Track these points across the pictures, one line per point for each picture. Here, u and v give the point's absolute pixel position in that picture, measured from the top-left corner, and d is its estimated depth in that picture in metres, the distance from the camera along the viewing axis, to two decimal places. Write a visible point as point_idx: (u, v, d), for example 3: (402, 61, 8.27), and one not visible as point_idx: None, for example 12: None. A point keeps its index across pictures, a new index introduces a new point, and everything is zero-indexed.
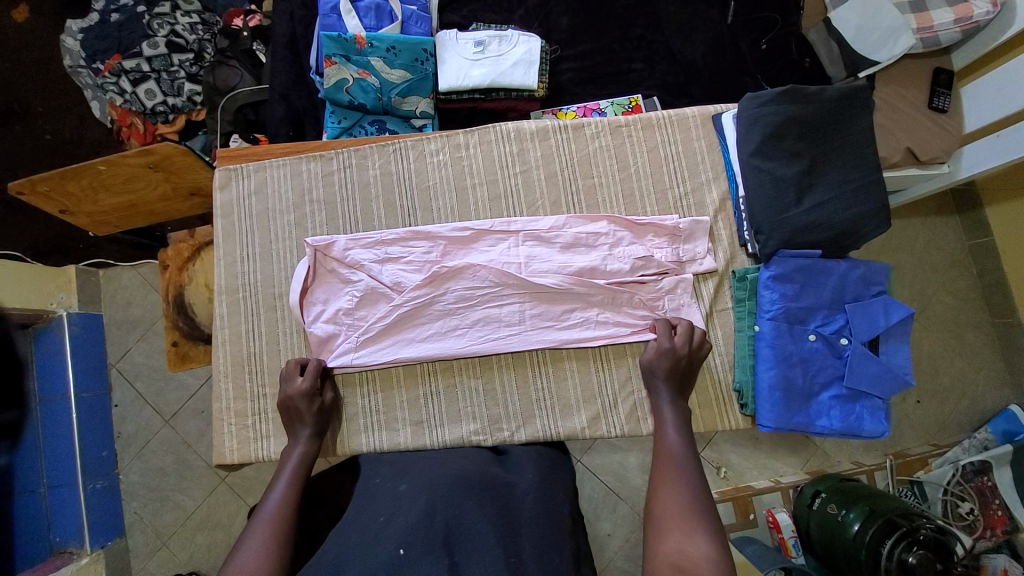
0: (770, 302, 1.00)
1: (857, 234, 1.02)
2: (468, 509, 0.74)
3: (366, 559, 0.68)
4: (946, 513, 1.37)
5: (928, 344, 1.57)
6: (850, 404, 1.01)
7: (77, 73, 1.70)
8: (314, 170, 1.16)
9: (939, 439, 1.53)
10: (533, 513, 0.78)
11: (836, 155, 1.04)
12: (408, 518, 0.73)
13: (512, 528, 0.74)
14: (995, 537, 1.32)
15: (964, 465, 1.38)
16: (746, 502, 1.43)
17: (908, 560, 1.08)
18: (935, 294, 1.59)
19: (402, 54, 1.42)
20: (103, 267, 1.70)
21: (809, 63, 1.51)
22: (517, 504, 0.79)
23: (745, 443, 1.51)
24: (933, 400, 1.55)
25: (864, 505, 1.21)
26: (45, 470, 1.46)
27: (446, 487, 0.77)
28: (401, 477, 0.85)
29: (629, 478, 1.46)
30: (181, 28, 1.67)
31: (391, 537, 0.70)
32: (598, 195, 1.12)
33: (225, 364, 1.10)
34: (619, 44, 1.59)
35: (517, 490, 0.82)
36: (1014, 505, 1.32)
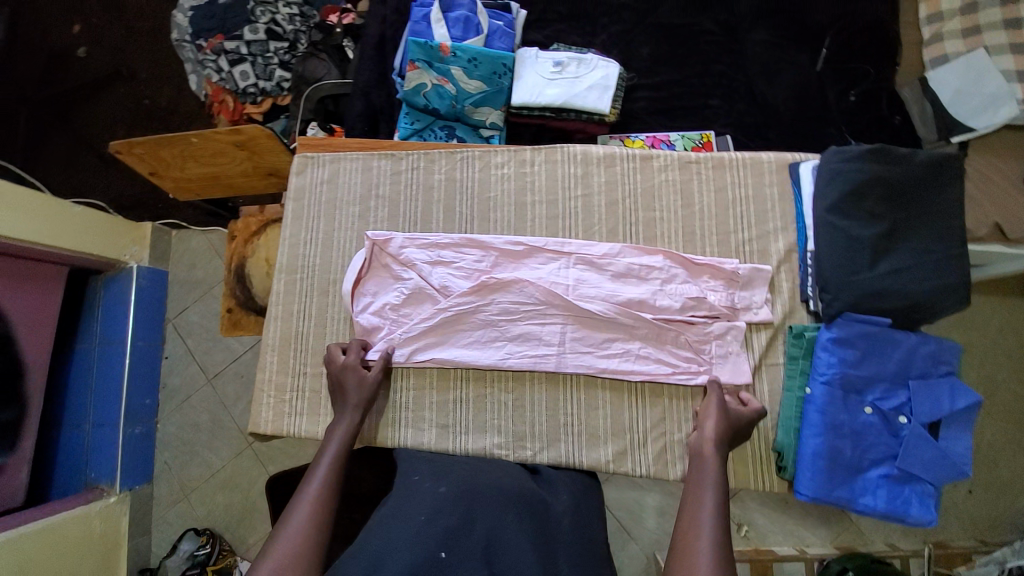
0: (827, 366, 0.95)
1: (931, 309, 0.96)
2: (507, 525, 0.76)
3: (407, 551, 0.70)
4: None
5: (991, 433, 1.44)
6: (899, 486, 0.94)
7: (182, 47, 1.84)
8: (383, 167, 1.20)
9: (990, 538, 1.39)
10: (570, 537, 0.80)
11: (920, 222, 0.98)
12: (448, 519, 0.75)
13: (550, 549, 0.76)
14: None
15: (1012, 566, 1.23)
16: (764, 566, 1.35)
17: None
18: (1007, 381, 1.46)
19: (481, 66, 1.46)
20: (176, 229, 1.83)
21: (899, 120, 1.45)
22: (554, 525, 0.81)
23: (773, 504, 1.43)
24: (988, 494, 1.42)
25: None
26: (92, 409, 1.57)
27: (485, 499, 0.79)
28: (438, 479, 0.85)
29: (644, 519, 1.41)
30: (280, 18, 1.78)
31: (433, 536, 0.72)
32: (657, 229, 1.10)
33: (274, 338, 1.15)
34: (698, 78, 1.57)
35: (554, 510, 0.83)
36: None
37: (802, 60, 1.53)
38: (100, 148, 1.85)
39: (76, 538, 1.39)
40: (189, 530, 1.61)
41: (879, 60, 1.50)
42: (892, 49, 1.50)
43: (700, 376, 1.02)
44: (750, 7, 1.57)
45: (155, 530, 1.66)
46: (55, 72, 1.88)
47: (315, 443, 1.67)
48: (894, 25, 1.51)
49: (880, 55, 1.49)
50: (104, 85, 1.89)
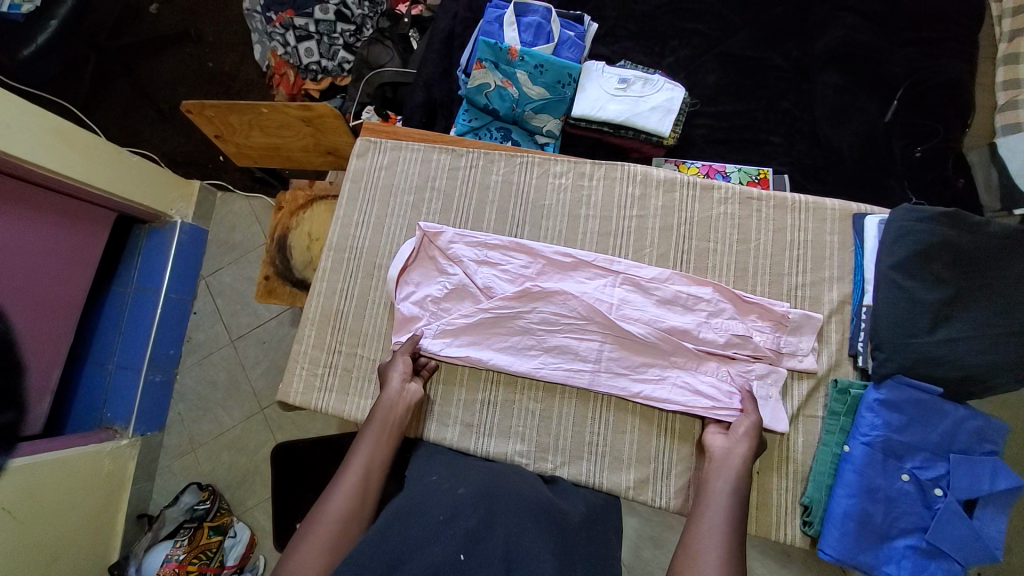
0: (869, 427, 0.93)
1: (986, 383, 0.93)
2: (525, 532, 0.74)
3: (427, 554, 0.68)
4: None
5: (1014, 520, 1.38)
6: (925, 560, 0.90)
7: (250, 16, 1.87)
8: (443, 161, 1.22)
9: None
10: (587, 552, 0.80)
11: (985, 293, 0.96)
12: (469, 522, 0.74)
13: (568, 559, 0.75)
14: None
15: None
16: None
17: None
18: None
19: (547, 73, 1.46)
20: (222, 190, 1.88)
21: (962, 183, 1.42)
22: (574, 537, 0.80)
23: (774, 556, 1.41)
24: None
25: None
26: (118, 352, 1.62)
27: (506, 505, 0.78)
28: (459, 480, 0.86)
29: (639, 548, 1.39)
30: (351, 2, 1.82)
31: (452, 539, 0.70)
32: (708, 260, 1.09)
33: (314, 312, 1.17)
34: (762, 114, 1.55)
35: (572, 521, 0.84)
36: None
37: (872, 109, 1.49)
38: (159, 103, 1.90)
39: (85, 474, 1.42)
40: (194, 483, 1.60)
41: (952, 120, 1.46)
42: (966, 111, 1.46)
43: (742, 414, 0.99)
44: (825, 49, 1.54)
45: (158, 478, 1.69)
46: (128, 25, 1.94)
47: (323, 420, 1.69)
48: (970, 88, 1.48)
49: (953, 115, 1.46)
50: (171, 43, 1.94)
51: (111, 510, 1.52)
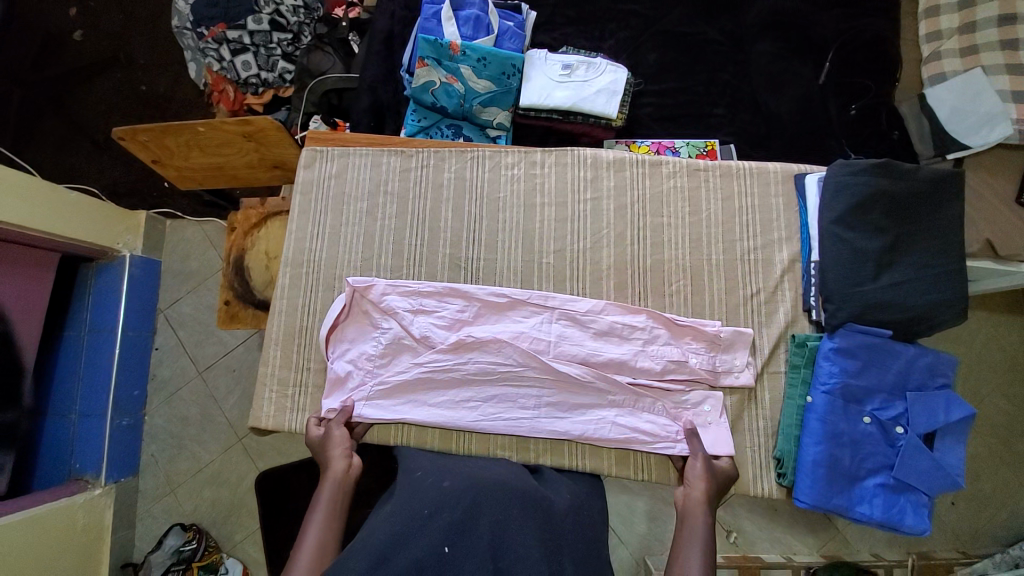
0: (829, 375, 0.97)
1: (930, 321, 0.98)
2: (511, 522, 0.75)
3: (411, 550, 0.70)
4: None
5: (974, 446, 1.48)
6: (894, 495, 0.96)
7: (181, 34, 1.79)
8: (392, 163, 1.20)
9: (970, 548, 1.43)
10: (574, 535, 0.82)
11: (920, 236, 1.00)
12: (453, 514, 0.75)
13: (555, 547, 0.77)
14: None
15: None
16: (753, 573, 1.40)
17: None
18: (991, 396, 1.49)
19: (491, 65, 1.46)
20: (170, 218, 1.80)
21: (896, 136, 1.49)
22: (560, 521, 0.82)
23: (763, 512, 1.48)
24: (970, 504, 1.45)
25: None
26: (80, 399, 1.54)
27: (492, 492, 0.79)
28: (442, 473, 0.86)
29: (636, 524, 1.42)
30: (285, 9, 1.74)
31: (437, 532, 0.72)
32: (665, 235, 1.12)
33: (278, 331, 1.14)
34: (703, 87, 1.59)
35: (559, 506, 0.85)
36: None
37: (806, 73, 1.55)
38: (93, 134, 1.81)
39: (60, 529, 1.36)
40: (176, 524, 1.54)
41: (880, 76, 1.52)
42: (893, 67, 1.53)
43: (678, 445, 1.01)
44: (756, 19, 1.59)
45: (139, 523, 1.62)
46: (48, 55, 1.84)
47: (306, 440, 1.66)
48: (894, 43, 1.55)
49: (881, 72, 1.53)
50: (98, 70, 1.85)
51: (91, 563, 1.45)
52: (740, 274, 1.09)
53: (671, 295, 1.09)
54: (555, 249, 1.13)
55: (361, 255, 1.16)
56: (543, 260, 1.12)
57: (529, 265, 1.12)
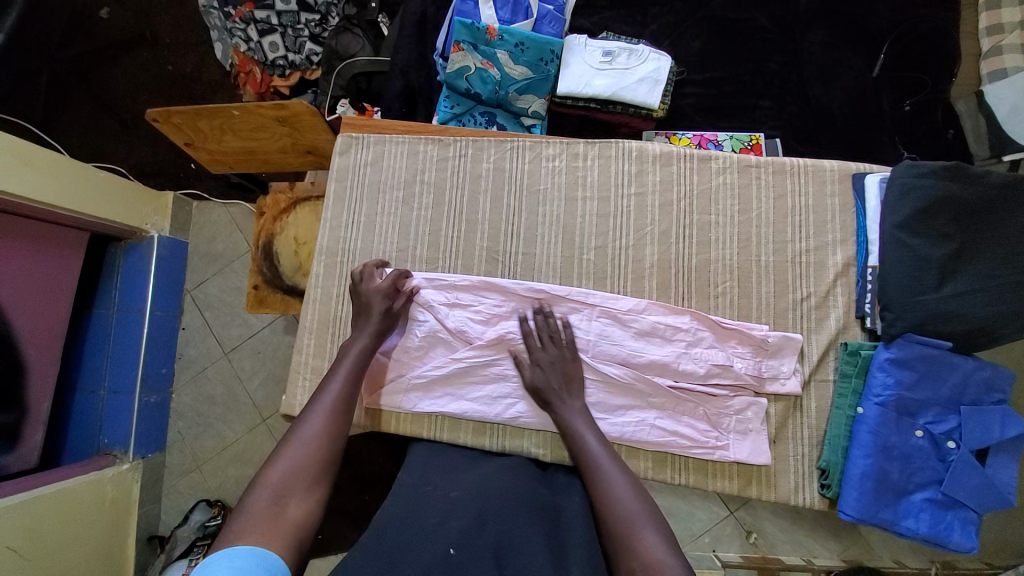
0: (882, 386, 0.93)
1: (995, 335, 0.92)
2: (519, 534, 0.73)
3: (415, 555, 0.67)
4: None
5: None
6: (942, 511, 0.92)
7: (208, 13, 1.76)
8: (430, 152, 1.16)
9: (999, 560, 1.41)
10: (584, 540, 0.76)
11: (989, 243, 0.94)
12: (461, 522, 0.73)
13: (562, 551, 0.73)
14: None
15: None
16: None
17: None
18: None
19: (528, 51, 1.41)
20: (197, 199, 1.80)
21: (951, 135, 1.42)
22: (567, 528, 0.79)
23: (785, 515, 1.49)
24: (1003, 515, 1.43)
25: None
26: (109, 375, 1.57)
27: (498, 503, 0.78)
28: (449, 484, 0.85)
29: None
30: None
31: (443, 538, 0.70)
32: (711, 233, 1.07)
33: (311, 321, 1.13)
34: (749, 77, 1.52)
35: (567, 513, 0.82)
36: None
37: (859, 65, 1.47)
38: (121, 113, 1.80)
39: (90, 503, 1.38)
40: (201, 501, 1.59)
41: (938, 70, 1.44)
42: (952, 61, 1.45)
43: (716, 452, 0.98)
44: (809, 5, 1.50)
45: (166, 497, 1.66)
46: (76, 31, 1.83)
47: None
48: (955, 36, 1.46)
49: (938, 66, 1.45)
50: (126, 48, 1.84)
51: (120, 535, 1.49)
52: (790, 278, 1.04)
53: (716, 297, 1.05)
54: (596, 246, 1.09)
55: (396, 245, 1.14)
56: (583, 258, 1.09)
57: (569, 261, 1.09)
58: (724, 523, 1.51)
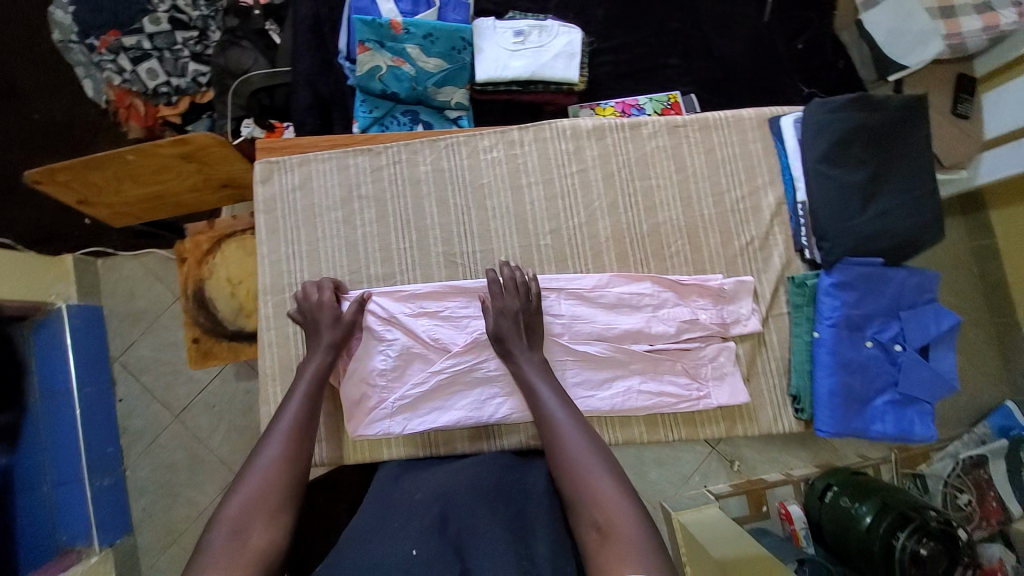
0: (832, 309, 1.00)
1: (917, 243, 1.02)
2: (484, 525, 0.74)
3: (381, 557, 0.69)
4: (946, 504, 1.51)
5: None
6: (903, 408, 1.02)
7: (67, 48, 1.55)
8: (362, 164, 1.10)
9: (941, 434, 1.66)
10: (547, 517, 0.79)
11: (899, 162, 1.03)
12: (422, 521, 0.75)
13: (525, 530, 0.76)
14: (991, 527, 1.45)
15: (963, 458, 1.51)
16: (758, 494, 1.56)
17: (921, 552, 1.20)
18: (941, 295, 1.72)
19: (439, 41, 1.39)
20: (102, 256, 1.61)
21: (843, 65, 1.54)
22: (533, 506, 0.81)
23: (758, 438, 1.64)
24: None
25: (877, 499, 1.33)
26: (52, 467, 1.38)
27: (461, 495, 0.79)
28: (415, 484, 0.87)
29: None
30: (183, 3, 1.55)
31: (406, 538, 0.72)
32: (656, 197, 1.11)
33: (271, 366, 1.05)
34: (655, 38, 1.56)
35: (534, 489, 0.85)
36: (1010, 500, 1.46)
37: (751, 11, 1.55)
38: None
39: None
40: None
41: (819, 7, 1.56)
42: None
43: (700, 402, 1.03)
44: None
45: None
46: None
47: None
48: None
49: (819, 3, 1.57)
50: None
51: None
52: (732, 225, 1.10)
53: (671, 257, 1.09)
54: (550, 230, 1.09)
55: (347, 269, 1.07)
56: (541, 243, 1.09)
57: (528, 250, 1.09)
58: (709, 460, 1.64)
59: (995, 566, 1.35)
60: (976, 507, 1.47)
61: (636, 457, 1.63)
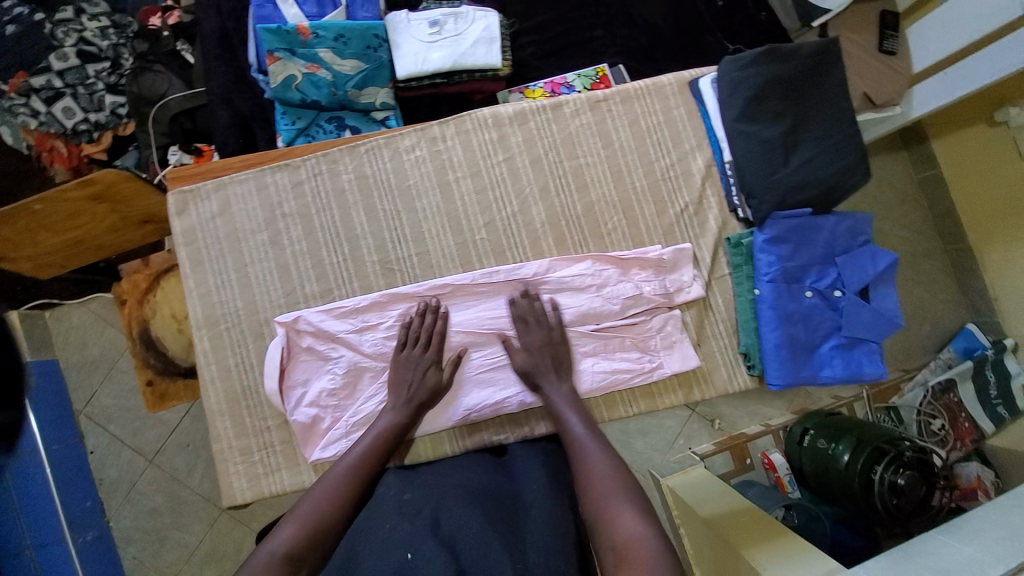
0: (768, 265, 1.01)
1: (843, 188, 1.03)
2: (475, 524, 0.71)
3: (378, 559, 0.68)
4: (921, 431, 1.56)
5: None
6: (849, 351, 1.04)
7: None
8: (281, 181, 1.06)
9: (908, 363, 1.72)
10: (543, 525, 0.75)
11: (816, 110, 1.03)
12: (414, 522, 0.72)
13: (516, 537, 0.72)
14: (966, 446, 1.55)
15: (933, 386, 1.58)
16: (740, 448, 1.59)
17: (898, 482, 1.25)
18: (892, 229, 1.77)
19: (352, 42, 1.33)
20: (50, 308, 1.50)
21: (764, 17, 1.51)
22: (525, 514, 0.78)
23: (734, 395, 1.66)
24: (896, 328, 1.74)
25: (851, 437, 1.36)
26: (27, 530, 1.27)
27: (452, 499, 0.76)
28: (403, 484, 0.83)
29: None
30: (90, 34, 1.46)
31: (398, 542, 0.69)
32: (586, 176, 1.09)
33: (217, 403, 1.02)
34: (577, 11, 1.53)
35: (525, 497, 0.81)
36: (979, 416, 1.56)
37: None
38: None
39: None
40: None
41: None
42: None
43: (654, 373, 1.04)
44: None
45: None
46: None
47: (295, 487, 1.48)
48: None
49: None
50: None
51: None
52: (665, 193, 1.10)
53: (610, 235, 1.09)
54: (485, 223, 1.07)
55: (282, 292, 1.04)
56: (476, 238, 1.07)
57: (464, 246, 1.07)
58: (690, 421, 1.64)
59: (974, 485, 1.48)
60: (949, 430, 1.54)
61: (620, 430, 1.63)
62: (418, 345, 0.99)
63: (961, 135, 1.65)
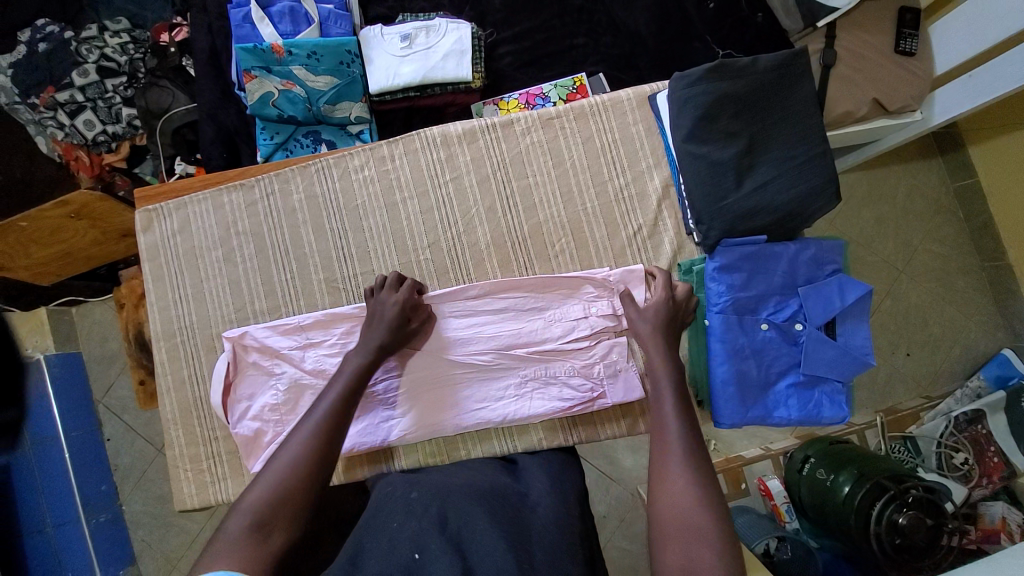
0: (718, 294, 0.95)
1: (803, 215, 0.95)
2: (479, 521, 0.69)
3: (385, 555, 0.65)
4: (942, 465, 1.40)
5: (919, 294, 1.58)
6: (808, 391, 0.97)
7: (15, 110, 1.48)
8: (236, 201, 1.09)
9: (932, 392, 1.56)
10: (547, 520, 0.74)
11: (776, 128, 0.96)
12: (421, 520, 0.70)
13: (523, 534, 0.70)
14: (993, 484, 1.36)
15: (958, 416, 1.41)
16: (736, 472, 1.49)
17: (898, 521, 1.10)
18: (924, 243, 1.60)
19: (324, 59, 1.33)
20: (75, 304, 1.54)
21: (761, 18, 1.38)
22: (529, 514, 0.75)
23: None
24: (923, 351, 1.57)
25: (853, 468, 1.23)
26: (48, 509, 1.31)
27: (459, 497, 0.74)
28: (409, 484, 0.81)
29: (618, 458, 1.44)
30: (111, 50, 1.49)
31: (406, 538, 0.67)
32: (535, 196, 1.06)
33: (172, 411, 1.07)
34: (558, 19, 1.49)
35: (531, 498, 0.79)
36: (1011, 451, 1.36)
37: None
38: None
39: None
40: None
41: None
42: None
43: (595, 402, 1.00)
44: None
45: None
46: None
47: None
48: None
49: None
50: None
51: None
52: (617, 215, 1.05)
53: (556, 257, 1.06)
54: (429, 244, 1.06)
55: (233, 307, 1.08)
56: (421, 259, 1.06)
57: (409, 266, 1.06)
58: None
59: (998, 527, 1.30)
60: (973, 465, 1.37)
61: None
62: (385, 287, 0.96)
63: (999, 144, 1.47)
